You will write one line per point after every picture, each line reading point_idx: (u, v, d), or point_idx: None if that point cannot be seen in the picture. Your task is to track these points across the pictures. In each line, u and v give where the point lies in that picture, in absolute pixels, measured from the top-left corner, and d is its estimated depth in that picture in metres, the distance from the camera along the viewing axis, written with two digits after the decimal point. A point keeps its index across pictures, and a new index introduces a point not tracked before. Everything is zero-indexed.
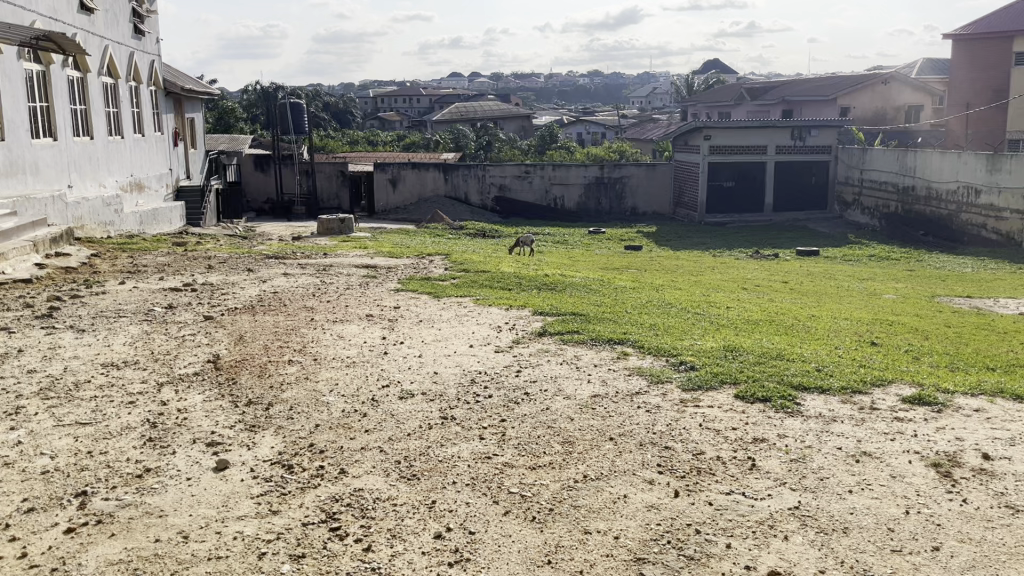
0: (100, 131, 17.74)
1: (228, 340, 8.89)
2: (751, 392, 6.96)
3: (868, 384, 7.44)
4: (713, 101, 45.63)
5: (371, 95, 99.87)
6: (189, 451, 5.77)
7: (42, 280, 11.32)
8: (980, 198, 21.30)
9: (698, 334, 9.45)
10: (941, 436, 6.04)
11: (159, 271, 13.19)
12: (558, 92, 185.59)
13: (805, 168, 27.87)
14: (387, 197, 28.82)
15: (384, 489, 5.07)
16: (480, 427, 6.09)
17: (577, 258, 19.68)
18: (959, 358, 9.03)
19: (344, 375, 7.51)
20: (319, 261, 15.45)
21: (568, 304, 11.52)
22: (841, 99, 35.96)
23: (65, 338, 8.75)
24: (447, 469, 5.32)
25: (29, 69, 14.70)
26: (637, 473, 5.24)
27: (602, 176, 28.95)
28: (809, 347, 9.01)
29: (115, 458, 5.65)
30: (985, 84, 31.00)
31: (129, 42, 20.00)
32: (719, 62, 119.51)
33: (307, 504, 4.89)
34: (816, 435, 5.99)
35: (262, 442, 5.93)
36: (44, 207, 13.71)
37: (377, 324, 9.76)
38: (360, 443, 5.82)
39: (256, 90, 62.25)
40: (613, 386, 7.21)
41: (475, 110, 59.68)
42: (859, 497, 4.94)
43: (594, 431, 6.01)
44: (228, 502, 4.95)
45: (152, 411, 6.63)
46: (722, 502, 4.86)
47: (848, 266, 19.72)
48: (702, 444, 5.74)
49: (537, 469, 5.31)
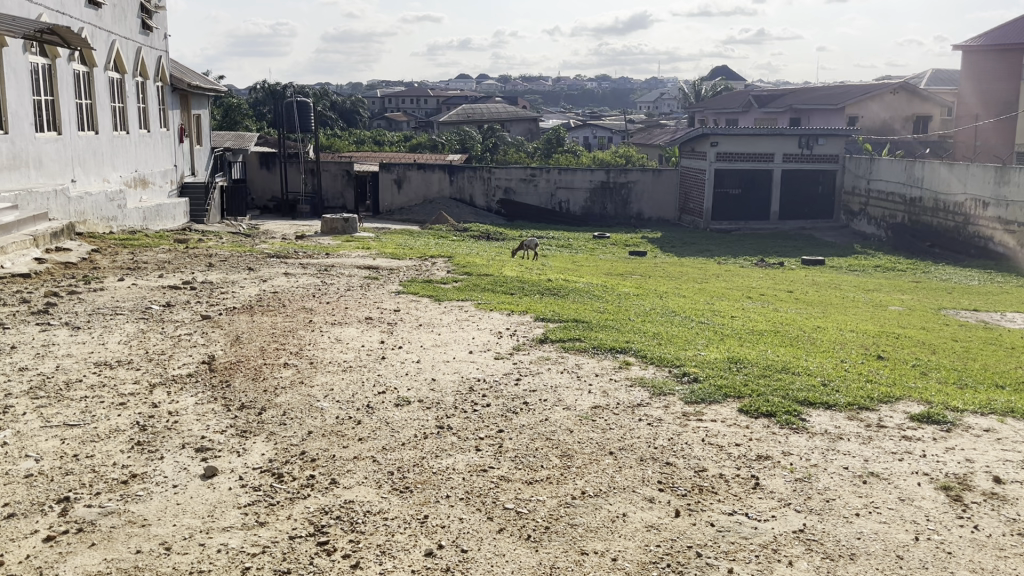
0: (106, 126, 17.64)
1: (224, 340, 8.75)
2: (756, 406, 6.80)
3: (876, 400, 7.28)
4: (719, 108, 45.47)
5: (377, 96, 100.09)
6: (177, 457, 5.63)
7: (40, 275, 11.19)
8: (987, 211, 21.15)
9: (701, 344, 9.31)
10: (950, 457, 5.87)
11: (159, 268, 13.06)
12: (566, 96, 185.62)
13: (812, 176, 27.68)
14: (392, 198, 28.75)
15: (375, 501, 4.91)
16: (477, 438, 5.94)
17: (581, 262, 19.54)
18: (966, 373, 8.87)
19: (340, 380, 7.37)
20: (321, 261, 15.31)
21: (570, 310, 11.38)
22: (848, 109, 35.82)
23: (59, 336, 8.60)
24: (441, 482, 5.16)
25: (34, 62, 14.58)
26: (637, 491, 5.08)
27: (607, 181, 28.77)
28: (815, 360, 8.86)
29: (100, 462, 5.51)
30: (996, 96, 30.89)
31: (136, 38, 19.88)
32: (729, 67, 119.01)
33: (295, 516, 4.73)
34: (821, 454, 5.84)
35: (253, 448, 5.79)
36: (46, 202, 13.58)
37: (376, 327, 9.62)
38: (352, 451, 5.67)
39: (263, 88, 62.23)
40: (614, 397, 7.06)
41: (482, 111, 59.63)
42: (867, 521, 4.77)
43: (594, 444, 5.86)
44: (214, 512, 4.79)
45: (142, 413, 6.49)
46: (724, 523, 4.70)
47: (853, 276, 19.49)
48: (704, 461, 5.58)
49: (534, 484, 5.15)
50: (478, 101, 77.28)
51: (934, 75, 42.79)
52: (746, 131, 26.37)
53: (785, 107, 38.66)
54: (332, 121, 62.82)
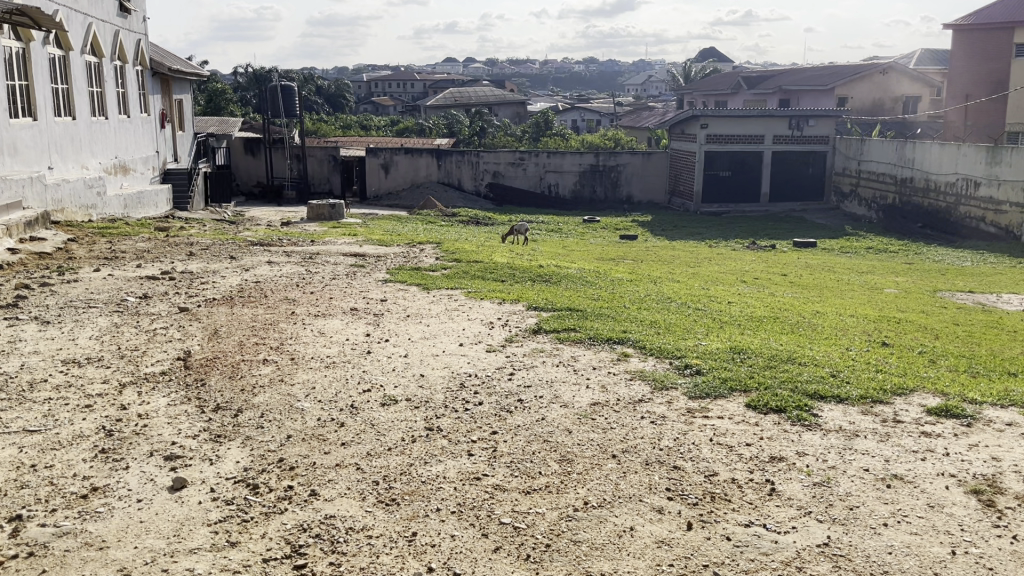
0: (83, 112, 17.01)
1: (202, 334, 8.29)
2: (765, 401, 6.40)
3: (889, 392, 6.89)
4: (708, 90, 44.94)
5: (365, 80, 98.99)
6: (144, 467, 5.17)
7: (12, 266, 10.70)
8: (980, 190, 20.79)
9: (702, 333, 8.88)
10: (975, 456, 5.48)
11: (138, 257, 12.54)
12: (554, 79, 184.42)
13: (803, 157, 27.28)
14: (379, 183, 28.12)
15: (358, 516, 4.49)
16: (469, 442, 5.51)
17: (571, 247, 19.18)
18: (976, 361, 8.47)
19: (322, 377, 6.93)
20: (306, 249, 14.80)
21: (563, 298, 10.95)
22: (838, 90, 35.40)
23: (27, 332, 8.12)
24: (431, 494, 4.73)
25: (8, 46, 13.97)
26: (644, 500, 4.68)
27: (597, 164, 28.24)
28: (820, 348, 8.47)
29: (60, 474, 5.07)
30: (983, 76, 30.38)
31: (114, 21, 19.20)
32: (717, 50, 117.66)
33: (269, 534, 4.31)
34: (838, 454, 5.44)
35: (226, 455, 5.35)
36: (22, 189, 12.96)
37: (362, 319, 9.16)
38: (335, 458, 5.24)
39: (247, 73, 61.26)
40: (614, 393, 6.65)
41: (470, 94, 58.82)
42: (896, 532, 4.40)
43: (594, 446, 5.45)
44: (180, 531, 4.36)
45: (109, 416, 6.03)
46: (742, 537, 4.32)
47: (846, 258, 19.15)
48: (715, 464, 5.18)
49: (532, 494, 4.75)
50: (466, 85, 76.23)
51: (923, 54, 42.33)
52: (735, 112, 25.88)
53: (774, 88, 38.21)
54: (317, 105, 61.88)
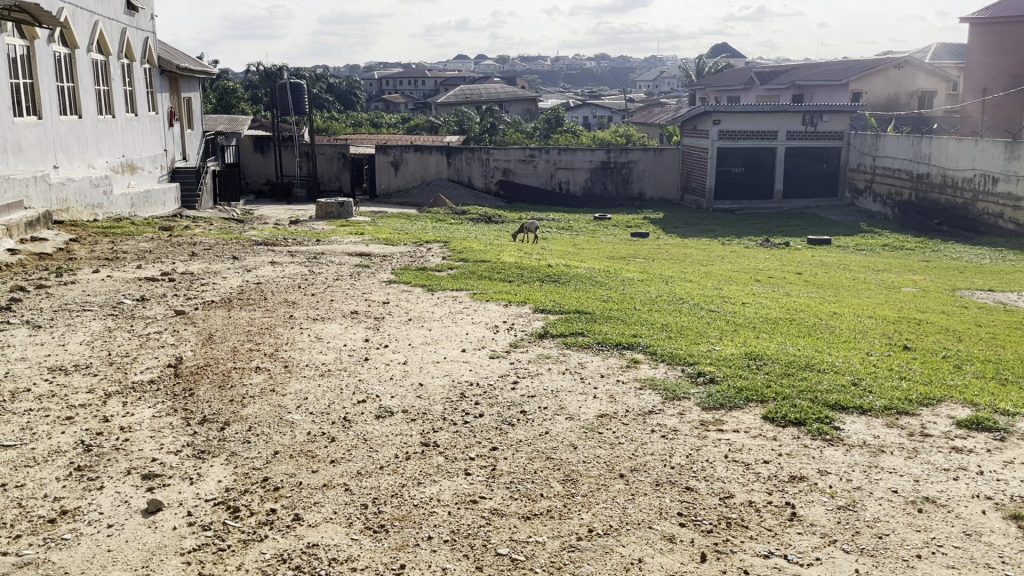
0: (89, 110, 16.76)
1: (196, 339, 7.97)
2: (782, 413, 6.02)
3: (915, 402, 6.47)
4: (722, 85, 44.31)
5: (376, 77, 98.67)
6: (119, 487, 4.85)
7: (11, 267, 10.42)
8: (998, 186, 20.27)
9: (715, 336, 8.49)
10: (1011, 475, 5.08)
11: (138, 258, 12.24)
12: (565, 76, 183.69)
13: (817, 153, 26.78)
14: (388, 180, 27.77)
15: (343, 545, 4.15)
16: (467, 459, 5.16)
17: (582, 245, 18.85)
18: (1003, 366, 8.03)
19: (316, 388, 6.58)
20: (311, 248, 14.47)
21: (572, 300, 10.57)
22: (853, 85, 34.83)
23: (17, 337, 7.81)
24: (422, 519, 4.39)
25: (12, 44, 13.72)
26: (654, 527, 4.32)
27: (608, 161, 27.82)
28: (840, 353, 8.06)
29: (29, 495, 4.74)
30: (1002, 70, 29.68)
31: (121, 19, 18.91)
32: (728, 46, 116.74)
33: (246, 566, 3.99)
34: (862, 472, 5.05)
35: (208, 474, 5.02)
36: (26, 188, 12.67)
37: (362, 324, 8.81)
38: (322, 478, 4.90)
39: (257, 72, 61.08)
40: (622, 404, 6.26)
41: (481, 91, 58.41)
42: (931, 565, 4.02)
43: (601, 465, 5.08)
44: (151, 562, 4.04)
45: (89, 430, 5.71)
46: (761, 571, 3.96)
47: (861, 256, 18.66)
48: (730, 485, 4.81)
49: (532, 520, 4.39)
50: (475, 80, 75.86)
51: (939, 48, 41.64)
52: (749, 108, 25.37)
53: (788, 83, 37.65)
54: (328, 103, 61.68)
